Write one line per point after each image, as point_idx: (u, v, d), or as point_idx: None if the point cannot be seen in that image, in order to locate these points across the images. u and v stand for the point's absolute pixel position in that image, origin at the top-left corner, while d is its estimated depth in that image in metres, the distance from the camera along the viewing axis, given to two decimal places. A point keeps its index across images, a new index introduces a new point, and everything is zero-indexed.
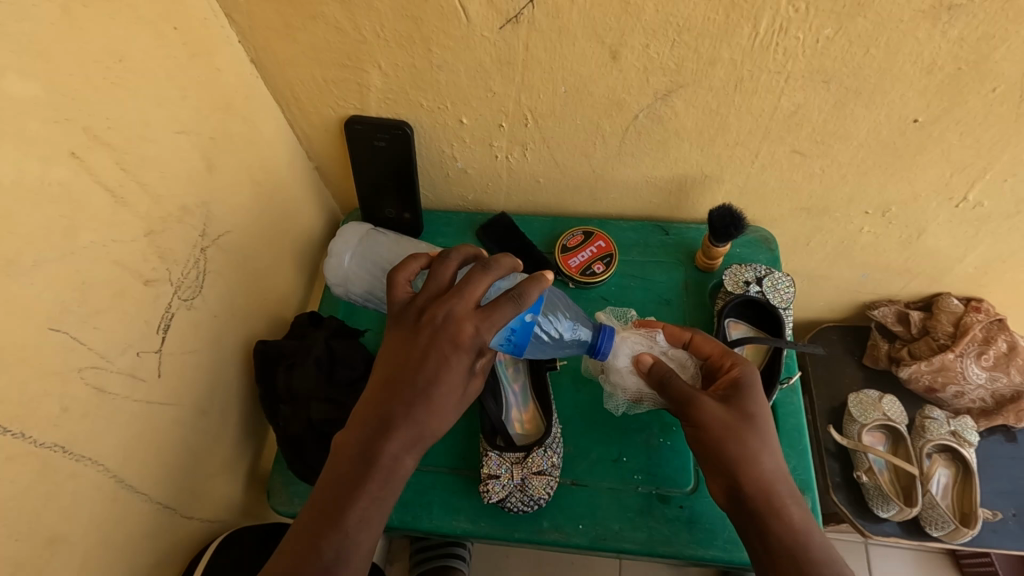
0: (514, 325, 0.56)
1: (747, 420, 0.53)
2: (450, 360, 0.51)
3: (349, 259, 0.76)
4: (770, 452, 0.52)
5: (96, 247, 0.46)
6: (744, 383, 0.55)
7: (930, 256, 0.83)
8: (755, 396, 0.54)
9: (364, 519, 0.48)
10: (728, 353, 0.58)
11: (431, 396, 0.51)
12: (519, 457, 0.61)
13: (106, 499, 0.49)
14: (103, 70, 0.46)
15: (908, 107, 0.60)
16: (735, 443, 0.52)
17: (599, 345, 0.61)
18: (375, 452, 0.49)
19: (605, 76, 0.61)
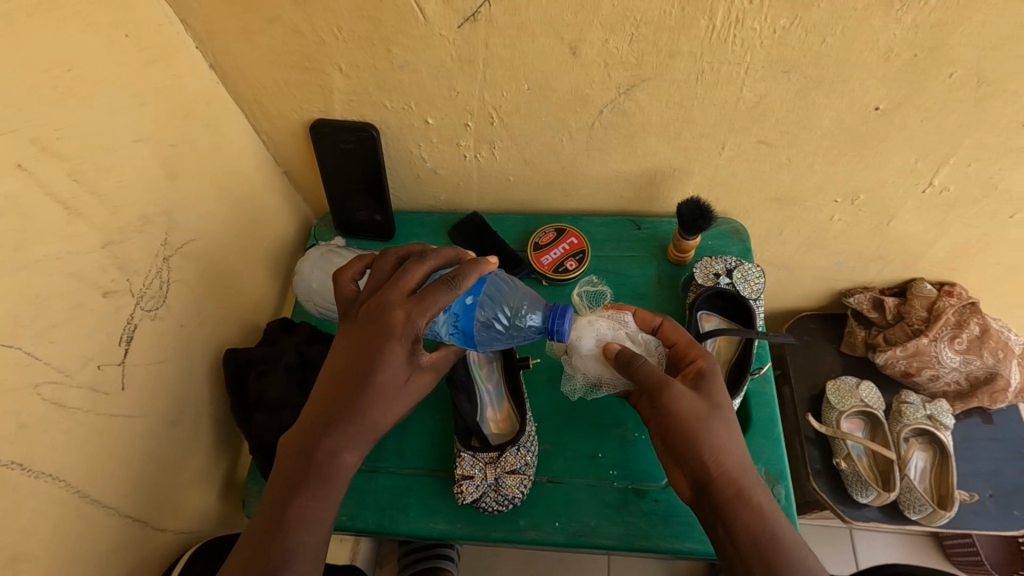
0: (455, 310, 0.58)
1: (720, 408, 0.53)
2: (385, 350, 0.50)
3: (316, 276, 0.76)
4: (736, 441, 0.53)
5: (50, 259, 0.46)
6: (714, 372, 0.55)
7: (902, 242, 0.83)
8: (724, 384, 0.55)
9: (312, 521, 0.48)
10: (694, 343, 0.59)
11: (371, 388, 0.50)
12: (491, 457, 0.61)
13: (69, 515, 0.48)
14: (51, 80, 0.45)
15: (869, 95, 0.61)
16: (710, 434, 0.52)
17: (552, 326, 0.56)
18: (316, 449, 0.50)
19: (567, 72, 0.61)
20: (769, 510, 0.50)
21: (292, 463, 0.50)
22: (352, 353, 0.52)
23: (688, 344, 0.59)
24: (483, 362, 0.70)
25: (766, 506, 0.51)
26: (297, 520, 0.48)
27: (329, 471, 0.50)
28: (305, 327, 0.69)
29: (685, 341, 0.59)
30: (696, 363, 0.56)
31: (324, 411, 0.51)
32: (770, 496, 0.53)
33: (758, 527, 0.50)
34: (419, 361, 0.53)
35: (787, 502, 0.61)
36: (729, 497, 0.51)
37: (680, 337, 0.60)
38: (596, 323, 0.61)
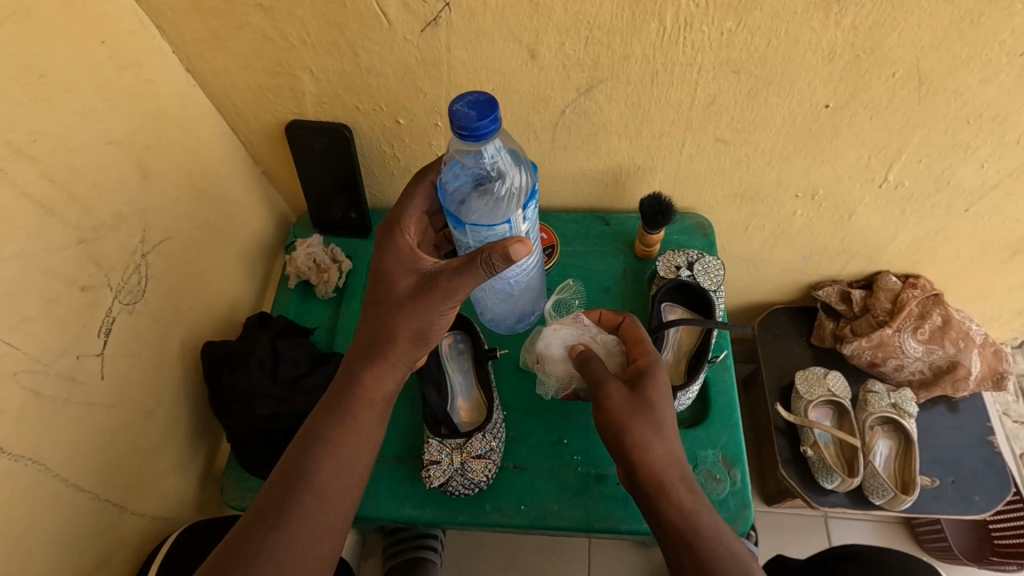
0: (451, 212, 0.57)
1: (652, 406, 0.54)
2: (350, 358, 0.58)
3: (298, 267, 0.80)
4: (667, 439, 0.54)
5: (27, 255, 0.48)
6: (654, 370, 0.57)
7: (863, 236, 0.86)
8: (662, 383, 0.56)
9: (299, 527, 0.50)
10: (644, 342, 0.61)
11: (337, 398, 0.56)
12: (458, 442, 0.63)
13: (46, 498, 0.51)
14: (26, 86, 0.48)
15: (817, 94, 0.63)
16: (636, 430, 0.53)
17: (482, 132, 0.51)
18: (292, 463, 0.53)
19: (527, 73, 0.64)
20: (688, 509, 0.51)
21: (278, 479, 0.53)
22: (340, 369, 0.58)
23: (638, 343, 0.61)
24: (453, 353, 0.73)
25: (686, 504, 0.51)
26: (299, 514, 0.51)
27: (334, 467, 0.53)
28: (280, 321, 0.72)
29: (637, 340, 0.61)
30: (638, 363, 0.58)
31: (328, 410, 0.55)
32: (699, 494, 0.53)
33: (678, 523, 0.50)
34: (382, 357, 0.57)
35: (742, 485, 0.64)
36: (649, 491, 0.52)
37: (633, 335, 0.62)
38: (561, 330, 0.66)
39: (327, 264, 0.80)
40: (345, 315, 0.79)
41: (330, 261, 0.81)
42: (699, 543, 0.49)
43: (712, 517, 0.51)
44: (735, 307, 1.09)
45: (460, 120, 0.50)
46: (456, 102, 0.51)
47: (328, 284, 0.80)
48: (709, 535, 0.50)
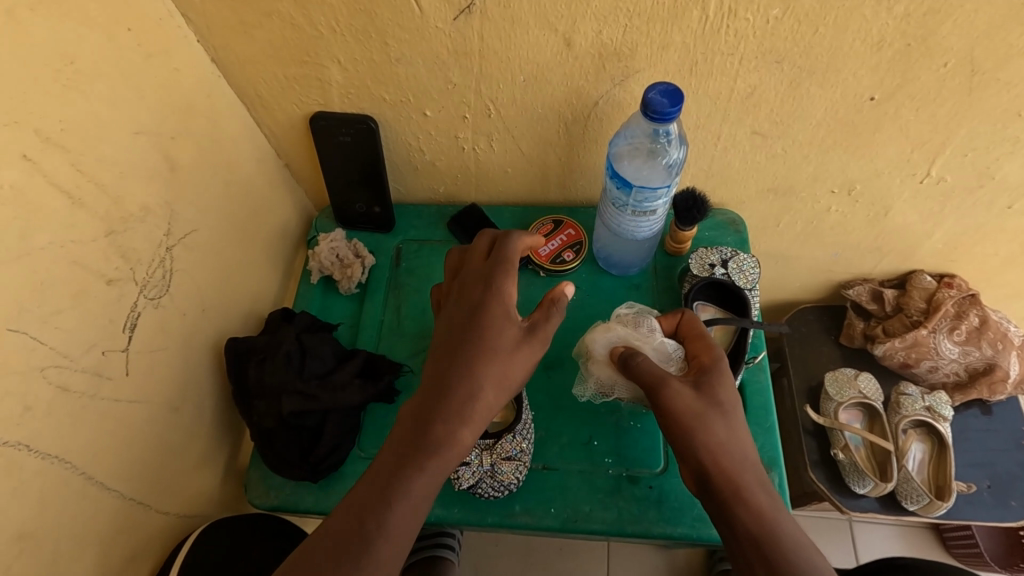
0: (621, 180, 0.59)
1: (719, 407, 0.53)
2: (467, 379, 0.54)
3: (321, 261, 0.78)
4: (737, 442, 0.52)
5: (54, 248, 0.47)
6: (716, 368, 0.56)
7: (899, 233, 0.83)
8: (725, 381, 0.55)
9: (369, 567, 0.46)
10: (704, 337, 0.59)
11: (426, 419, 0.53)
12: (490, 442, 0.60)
13: (75, 495, 0.50)
14: (53, 73, 0.47)
15: (862, 85, 0.61)
16: (707, 434, 0.52)
17: (669, 113, 0.52)
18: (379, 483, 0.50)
19: (561, 63, 0.62)
20: (767, 512, 0.50)
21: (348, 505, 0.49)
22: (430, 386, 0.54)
23: (698, 339, 0.59)
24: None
25: (765, 509, 0.50)
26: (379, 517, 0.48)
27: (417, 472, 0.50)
28: (304, 317, 0.70)
29: (695, 337, 0.59)
30: (698, 361, 0.57)
31: (415, 426, 0.52)
32: (775, 498, 0.52)
33: (756, 528, 0.49)
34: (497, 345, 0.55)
35: (781, 489, 0.62)
36: (723, 498, 0.51)
37: (691, 331, 0.60)
38: (615, 334, 0.63)
39: (351, 260, 0.79)
40: (369, 312, 0.78)
41: (353, 257, 0.79)
42: (782, 551, 0.48)
43: (789, 521, 0.50)
44: (760, 305, 1.06)
45: (654, 107, 0.51)
46: (648, 88, 0.52)
47: (352, 279, 0.78)
48: (791, 542, 0.48)
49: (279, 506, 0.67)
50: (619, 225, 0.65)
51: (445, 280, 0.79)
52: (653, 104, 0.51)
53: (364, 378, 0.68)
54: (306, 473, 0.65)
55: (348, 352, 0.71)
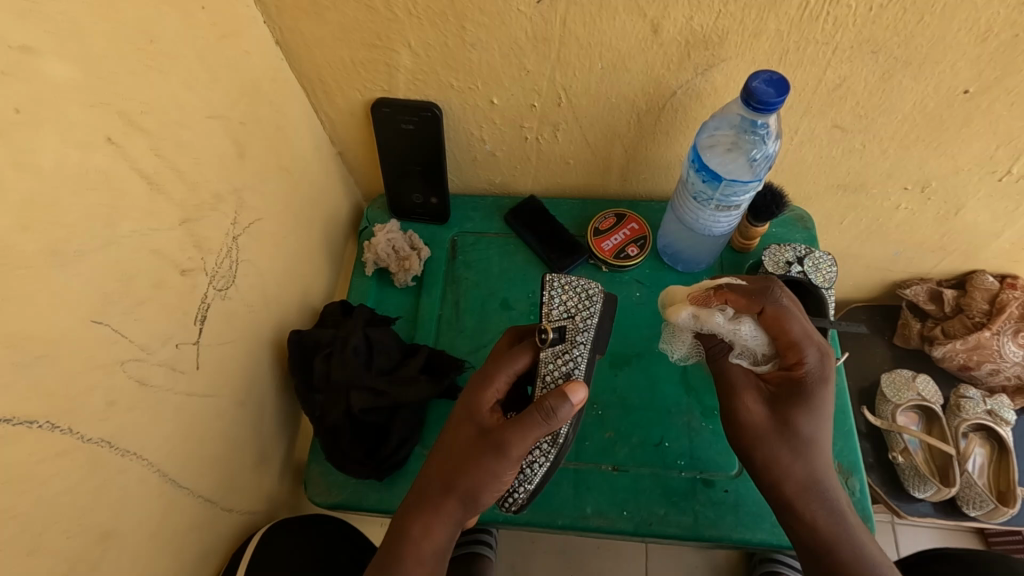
0: (708, 174, 0.59)
1: (796, 424, 0.52)
2: (488, 459, 0.50)
3: (377, 252, 0.76)
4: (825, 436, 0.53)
5: (136, 236, 0.45)
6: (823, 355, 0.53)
7: (967, 233, 0.80)
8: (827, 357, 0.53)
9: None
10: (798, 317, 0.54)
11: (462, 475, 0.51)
12: (550, 439, 0.52)
13: (152, 493, 0.48)
14: (136, 52, 0.44)
15: (959, 77, 0.58)
16: (771, 453, 0.52)
17: (769, 103, 0.50)
18: (433, 530, 0.51)
19: (645, 51, 0.59)
20: (840, 509, 0.52)
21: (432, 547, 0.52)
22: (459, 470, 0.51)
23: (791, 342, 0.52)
24: (573, 293, 0.55)
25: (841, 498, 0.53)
26: (470, 498, 0.51)
27: (498, 449, 0.49)
28: (365, 310, 0.68)
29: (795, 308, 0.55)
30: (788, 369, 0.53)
31: (437, 504, 0.52)
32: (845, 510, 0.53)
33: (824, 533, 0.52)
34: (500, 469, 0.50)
35: (861, 495, 0.62)
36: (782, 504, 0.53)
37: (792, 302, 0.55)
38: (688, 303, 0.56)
39: (407, 252, 0.77)
40: (426, 306, 0.76)
41: (410, 249, 0.77)
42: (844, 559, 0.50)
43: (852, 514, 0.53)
44: None
45: (757, 96, 0.50)
46: (751, 77, 0.51)
47: (408, 272, 0.76)
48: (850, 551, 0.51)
49: (342, 503, 0.65)
50: (697, 218, 0.65)
51: (504, 274, 0.77)
52: (755, 93, 0.50)
53: (429, 375, 0.67)
54: (372, 471, 0.64)
55: (411, 347, 0.69)
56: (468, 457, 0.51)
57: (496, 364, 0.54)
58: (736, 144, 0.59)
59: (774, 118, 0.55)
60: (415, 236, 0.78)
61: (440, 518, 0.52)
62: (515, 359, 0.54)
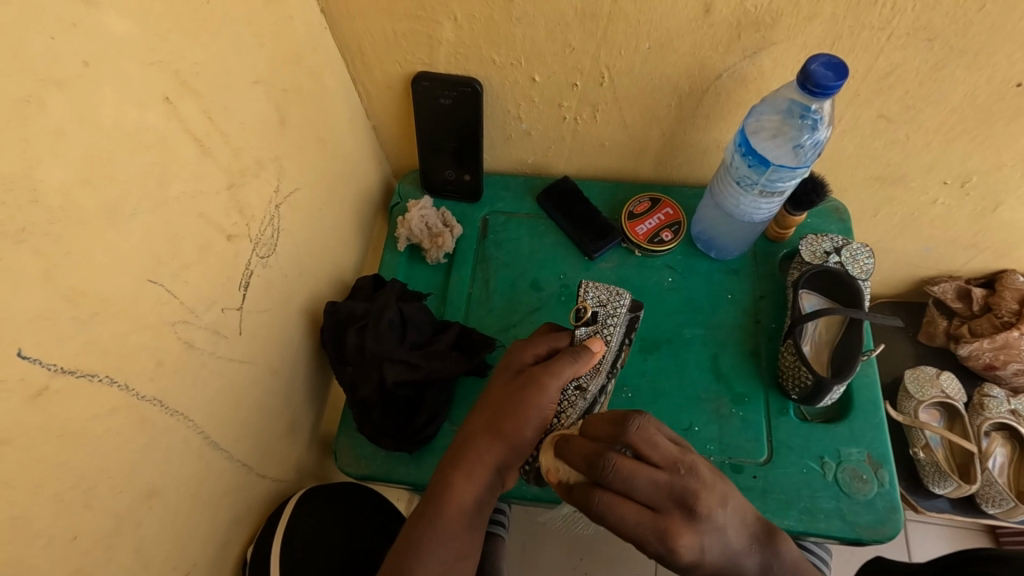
0: (752, 158, 0.59)
1: None
2: (528, 395, 0.52)
3: (409, 228, 0.76)
4: (731, 565, 0.44)
5: (186, 198, 0.45)
6: (668, 551, 0.42)
7: (1002, 231, 0.80)
8: (682, 540, 0.42)
9: (445, 535, 0.49)
10: (630, 497, 0.43)
11: (503, 416, 0.52)
12: (576, 390, 0.57)
13: (194, 454, 0.48)
14: (191, 11, 0.44)
15: (1012, 69, 0.57)
16: None
17: (825, 85, 0.49)
18: (471, 476, 0.51)
19: (693, 31, 0.58)
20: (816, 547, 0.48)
21: (466, 499, 0.50)
22: (497, 414, 0.52)
23: (632, 541, 0.43)
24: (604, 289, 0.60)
25: (789, 560, 0.46)
26: (512, 439, 0.52)
27: (536, 383, 0.52)
28: (398, 284, 0.68)
29: (624, 486, 0.43)
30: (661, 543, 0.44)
31: (473, 451, 0.52)
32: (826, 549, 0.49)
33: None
34: (540, 407, 0.52)
35: (891, 487, 0.62)
36: None
37: (615, 477, 0.43)
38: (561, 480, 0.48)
39: (440, 229, 0.76)
40: (456, 284, 0.76)
41: (441, 226, 0.77)
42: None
43: None
44: None
45: (815, 80, 0.49)
46: (808, 60, 0.50)
47: (440, 249, 0.76)
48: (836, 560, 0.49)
49: (370, 475, 0.66)
50: (739, 205, 0.65)
51: (536, 255, 0.77)
52: (813, 76, 0.49)
53: (460, 351, 0.67)
54: (403, 444, 0.64)
55: (442, 323, 0.69)
56: (506, 401, 0.53)
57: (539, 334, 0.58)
58: (781, 130, 0.59)
59: (827, 103, 0.54)
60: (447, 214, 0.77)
61: (483, 464, 0.51)
62: (559, 336, 0.57)
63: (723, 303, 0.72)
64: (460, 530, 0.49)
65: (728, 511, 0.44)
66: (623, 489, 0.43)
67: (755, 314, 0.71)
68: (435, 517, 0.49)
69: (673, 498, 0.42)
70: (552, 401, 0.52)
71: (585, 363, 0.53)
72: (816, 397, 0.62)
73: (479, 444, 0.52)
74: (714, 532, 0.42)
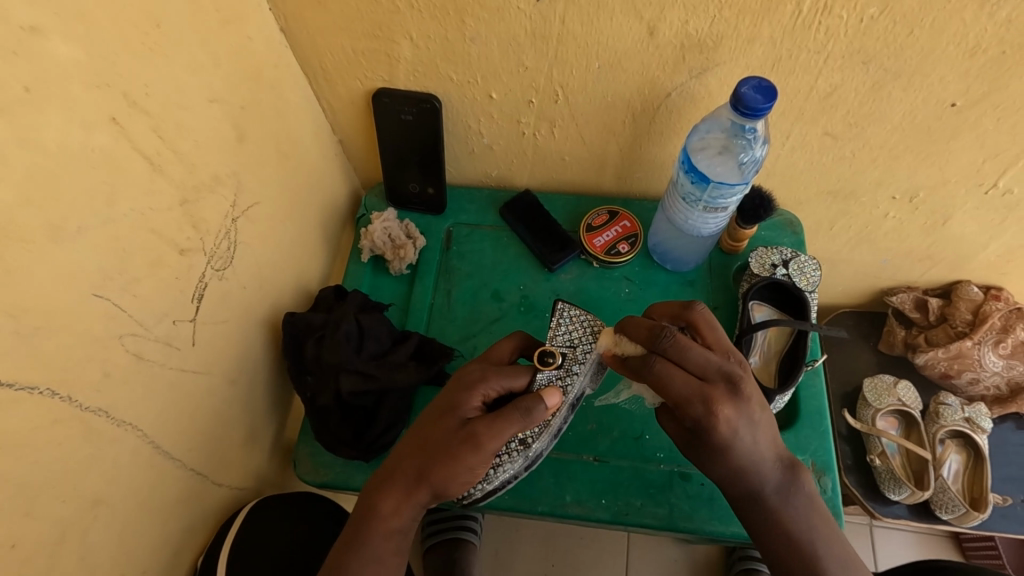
0: (694, 174, 0.61)
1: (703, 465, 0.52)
2: (462, 455, 0.50)
3: (373, 239, 0.77)
4: (757, 458, 0.50)
5: (136, 215, 0.46)
6: (709, 413, 0.48)
7: (954, 243, 0.82)
8: (722, 409, 0.48)
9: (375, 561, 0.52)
10: (679, 363, 0.49)
11: (433, 466, 0.51)
12: (519, 444, 0.58)
13: (144, 463, 0.49)
14: (141, 36, 0.45)
15: (947, 90, 0.59)
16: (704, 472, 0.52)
17: (757, 106, 0.52)
18: (396, 514, 0.53)
19: (641, 52, 0.60)
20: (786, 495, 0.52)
21: (392, 528, 0.53)
22: (429, 460, 0.52)
23: (676, 403, 0.49)
24: (580, 326, 0.60)
25: (806, 489, 0.52)
26: (439, 488, 0.52)
27: (475, 444, 0.50)
28: (358, 295, 0.70)
29: (679, 356, 0.49)
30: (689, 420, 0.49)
31: (400, 489, 0.53)
32: (807, 501, 0.52)
33: (765, 533, 0.52)
34: (472, 467, 0.51)
35: (833, 494, 0.63)
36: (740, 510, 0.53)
37: (673, 346, 0.49)
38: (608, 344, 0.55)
39: (403, 240, 0.78)
40: (419, 295, 0.77)
41: (405, 237, 0.78)
42: (793, 542, 0.51)
43: (823, 516, 0.53)
44: None
45: (746, 103, 0.52)
46: (741, 84, 0.53)
47: (403, 260, 0.78)
48: (804, 535, 0.51)
49: (329, 483, 0.67)
50: (687, 219, 0.67)
51: (498, 266, 0.78)
52: (746, 94, 0.51)
53: (419, 362, 0.69)
54: (359, 452, 0.65)
55: (402, 333, 0.71)
56: (438, 449, 0.52)
57: (495, 370, 0.54)
58: (722, 146, 0.61)
59: (762, 123, 0.57)
60: (411, 226, 0.79)
61: (410, 501, 0.53)
62: (517, 377, 0.55)
63: None
64: (384, 550, 0.53)
65: (764, 414, 0.50)
66: (675, 357, 0.49)
67: None
68: (365, 539, 0.52)
69: (720, 373, 0.49)
70: (487, 458, 0.51)
71: (530, 424, 0.51)
72: None
73: (405, 487, 0.52)
74: (753, 418, 0.49)
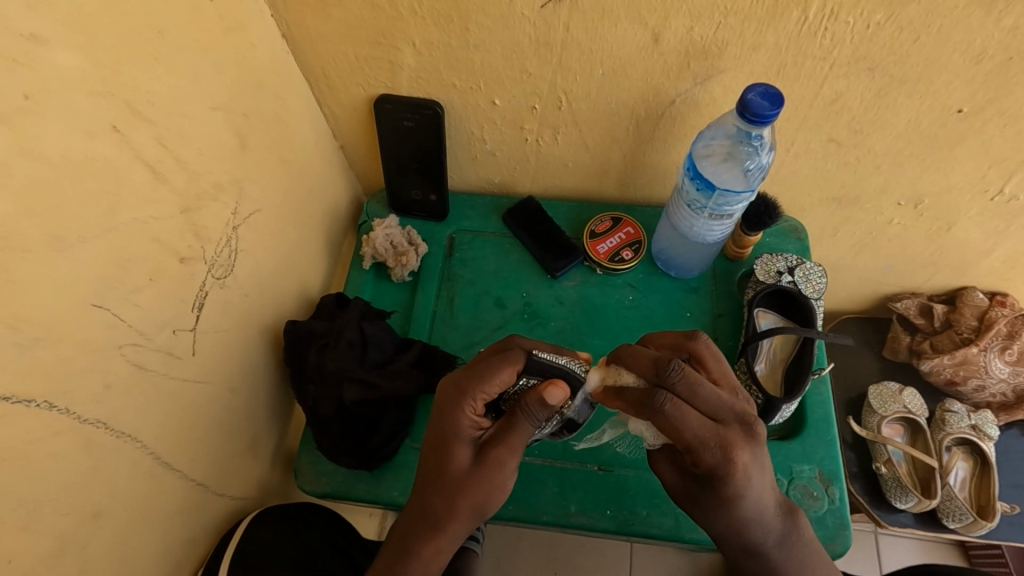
0: (702, 182, 0.60)
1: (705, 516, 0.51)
2: (486, 476, 0.51)
3: (375, 245, 0.77)
4: (761, 508, 0.49)
5: (137, 223, 0.46)
6: (727, 457, 0.47)
7: (958, 250, 0.81)
8: (739, 454, 0.47)
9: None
10: (690, 402, 0.47)
11: (462, 489, 0.51)
12: None
13: (144, 474, 0.49)
14: (143, 43, 0.45)
15: (953, 97, 0.59)
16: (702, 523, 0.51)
17: (764, 113, 0.52)
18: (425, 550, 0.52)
19: (645, 59, 0.60)
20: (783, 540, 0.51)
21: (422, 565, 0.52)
22: (453, 488, 0.51)
23: (690, 447, 0.47)
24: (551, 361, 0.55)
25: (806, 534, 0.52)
26: (473, 512, 0.52)
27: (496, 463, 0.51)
28: (360, 302, 0.69)
29: (689, 393, 0.47)
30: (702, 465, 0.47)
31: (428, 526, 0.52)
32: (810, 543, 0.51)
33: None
34: (502, 478, 0.51)
35: (841, 504, 0.63)
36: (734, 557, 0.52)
37: (682, 382, 0.47)
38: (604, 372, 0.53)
39: (405, 247, 0.77)
40: (421, 303, 0.77)
41: (407, 244, 0.78)
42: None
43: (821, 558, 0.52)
44: None
45: (753, 110, 0.52)
46: (746, 91, 0.53)
47: (405, 267, 0.77)
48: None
49: (330, 493, 0.66)
50: (692, 226, 0.66)
51: (501, 273, 0.78)
52: (754, 102, 0.51)
53: (421, 370, 0.68)
54: (361, 461, 0.65)
55: (404, 341, 0.70)
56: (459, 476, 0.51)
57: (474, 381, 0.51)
58: (728, 153, 0.61)
59: (768, 130, 0.57)
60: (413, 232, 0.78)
61: (445, 535, 0.52)
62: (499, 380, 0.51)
63: (681, 321, 0.74)
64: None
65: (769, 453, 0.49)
66: (687, 395, 0.47)
67: (713, 332, 0.73)
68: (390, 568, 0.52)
69: (733, 414, 0.48)
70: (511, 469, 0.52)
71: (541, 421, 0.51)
72: (767, 415, 0.63)
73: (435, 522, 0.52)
74: (764, 462, 0.48)
